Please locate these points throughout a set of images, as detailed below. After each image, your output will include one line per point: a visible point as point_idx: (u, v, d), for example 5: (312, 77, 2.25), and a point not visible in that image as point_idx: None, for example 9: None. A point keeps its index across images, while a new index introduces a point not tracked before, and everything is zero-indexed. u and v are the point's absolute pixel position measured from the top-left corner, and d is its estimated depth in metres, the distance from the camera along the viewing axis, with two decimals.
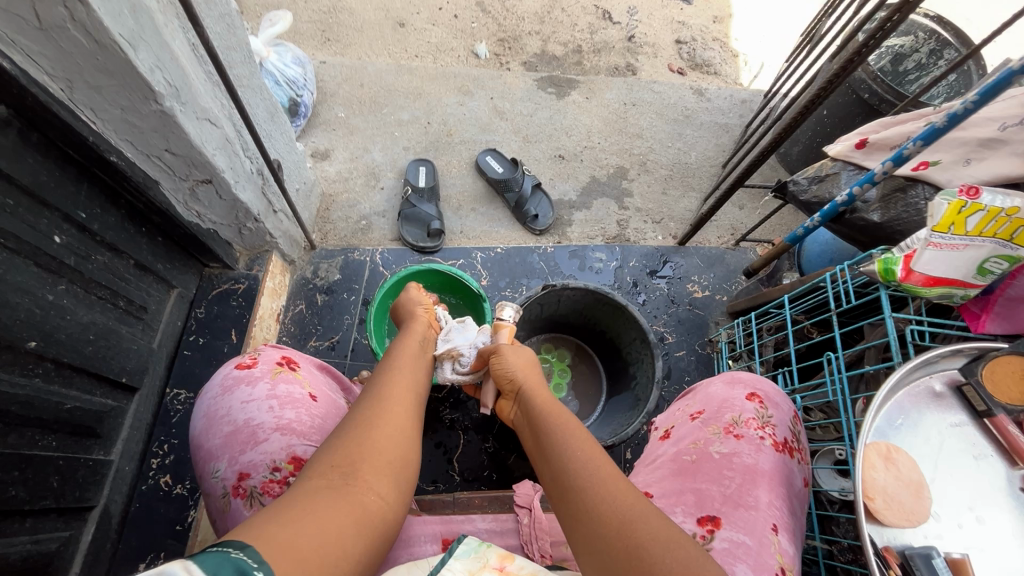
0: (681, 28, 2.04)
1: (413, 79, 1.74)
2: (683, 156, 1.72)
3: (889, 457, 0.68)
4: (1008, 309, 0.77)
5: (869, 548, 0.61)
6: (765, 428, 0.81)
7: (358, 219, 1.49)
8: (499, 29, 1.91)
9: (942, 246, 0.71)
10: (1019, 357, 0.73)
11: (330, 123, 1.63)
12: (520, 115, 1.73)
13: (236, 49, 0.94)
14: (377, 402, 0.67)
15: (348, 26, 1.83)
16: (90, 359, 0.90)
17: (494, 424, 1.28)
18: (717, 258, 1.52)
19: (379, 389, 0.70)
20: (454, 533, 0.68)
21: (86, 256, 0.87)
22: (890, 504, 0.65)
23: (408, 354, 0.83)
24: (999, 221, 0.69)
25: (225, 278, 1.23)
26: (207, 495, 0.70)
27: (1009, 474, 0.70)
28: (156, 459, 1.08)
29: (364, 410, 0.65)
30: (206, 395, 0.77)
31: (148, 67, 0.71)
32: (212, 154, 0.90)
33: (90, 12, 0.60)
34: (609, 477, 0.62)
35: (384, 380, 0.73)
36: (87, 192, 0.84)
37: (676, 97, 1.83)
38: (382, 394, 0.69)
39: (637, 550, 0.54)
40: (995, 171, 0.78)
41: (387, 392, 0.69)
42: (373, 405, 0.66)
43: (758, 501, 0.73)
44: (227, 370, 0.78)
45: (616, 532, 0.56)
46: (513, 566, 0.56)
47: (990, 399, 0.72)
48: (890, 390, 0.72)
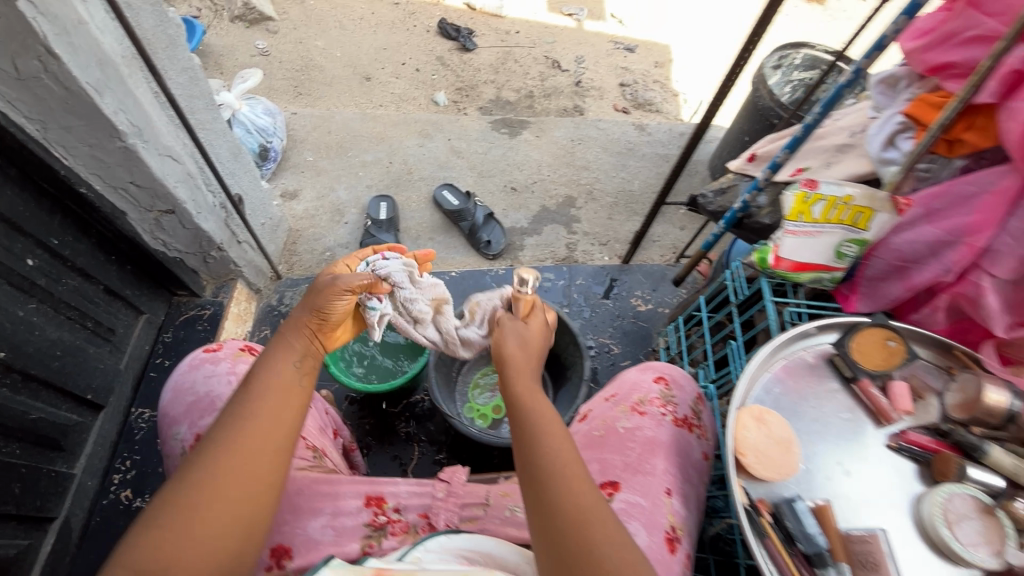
0: (625, 73, 2.25)
1: (377, 125, 1.91)
2: (627, 184, 1.86)
3: (761, 418, 0.75)
4: (871, 288, 0.86)
5: (739, 501, 0.69)
6: (667, 405, 0.90)
7: (323, 250, 1.60)
8: (457, 79, 2.11)
9: (799, 234, 0.82)
10: (879, 329, 0.82)
11: (299, 166, 1.78)
12: (475, 154, 1.88)
13: (198, 98, 1.07)
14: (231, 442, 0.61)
15: (319, 82, 2.02)
16: (57, 373, 0.98)
17: (448, 435, 1.33)
18: (659, 273, 1.61)
19: (239, 420, 0.62)
20: (380, 491, 0.74)
21: (57, 279, 0.97)
22: (761, 459, 0.72)
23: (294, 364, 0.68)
24: (839, 208, 0.80)
25: (192, 305, 1.32)
26: (168, 455, 0.80)
27: (874, 433, 0.78)
28: (118, 475, 1.13)
29: (205, 458, 0.60)
30: (174, 371, 0.86)
31: (112, 109, 0.84)
32: (174, 187, 1.02)
33: (61, 65, 0.75)
34: (574, 475, 0.61)
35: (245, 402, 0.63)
36: (60, 222, 0.95)
37: (619, 133, 2.00)
38: (244, 425, 0.62)
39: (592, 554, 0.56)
40: (849, 170, 0.90)
41: (241, 428, 0.61)
42: (218, 452, 0.60)
43: (654, 468, 0.82)
44: (194, 352, 0.86)
45: (574, 533, 0.57)
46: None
47: (855, 365, 0.80)
48: (763, 360, 0.81)
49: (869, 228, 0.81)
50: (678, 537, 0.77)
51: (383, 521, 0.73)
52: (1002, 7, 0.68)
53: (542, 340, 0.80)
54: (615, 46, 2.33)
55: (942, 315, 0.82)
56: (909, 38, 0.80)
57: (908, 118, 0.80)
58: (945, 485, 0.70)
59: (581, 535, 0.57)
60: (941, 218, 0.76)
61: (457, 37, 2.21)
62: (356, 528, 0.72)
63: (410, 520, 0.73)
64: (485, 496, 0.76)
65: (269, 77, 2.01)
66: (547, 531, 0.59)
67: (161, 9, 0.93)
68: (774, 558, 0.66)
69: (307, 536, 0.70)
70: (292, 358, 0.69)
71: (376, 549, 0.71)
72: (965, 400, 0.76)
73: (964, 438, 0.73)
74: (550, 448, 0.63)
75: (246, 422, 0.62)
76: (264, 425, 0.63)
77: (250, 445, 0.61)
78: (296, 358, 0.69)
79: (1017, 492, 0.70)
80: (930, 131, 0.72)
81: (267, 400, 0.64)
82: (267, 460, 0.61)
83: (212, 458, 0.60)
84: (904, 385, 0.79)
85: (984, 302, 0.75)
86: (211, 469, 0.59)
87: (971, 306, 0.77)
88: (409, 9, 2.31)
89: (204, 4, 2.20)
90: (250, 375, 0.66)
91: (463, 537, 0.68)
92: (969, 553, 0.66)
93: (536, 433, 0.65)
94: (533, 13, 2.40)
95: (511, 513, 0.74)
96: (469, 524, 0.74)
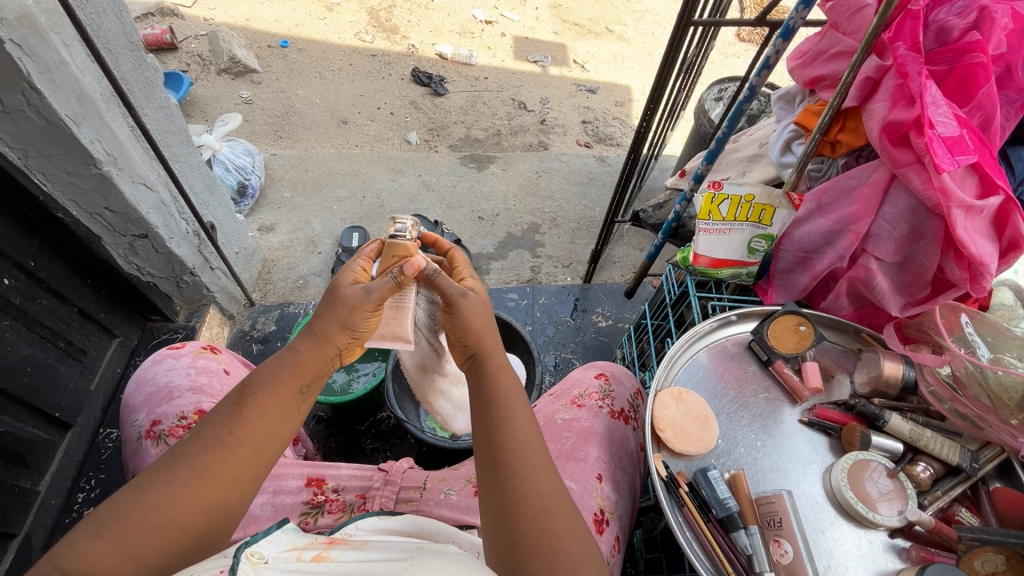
0: (586, 111, 2.41)
1: (352, 163, 2.04)
2: (588, 211, 1.97)
3: (679, 397, 0.80)
4: (784, 281, 0.94)
5: (656, 474, 0.73)
6: (604, 399, 0.92)
7: (296, 278, 1.67)
8: (429, 121, 2.26)
9: (711, 232, 0.89)
10: (792, 315, 0.88)
11: (276, 203, 1.88)
12: (445, 187, 1.99)
13: (174, 133, 1.17)
14: (209, 446, 0.58)
15: (299, 126, 2.17)
16: (26, 388, 1.03)
17: (414, 450, 1.33)
18: (619, 291, 1.67)
19: (216, 436, 0.58)
20: (321, 474, 0.81)
21: (31, 298, 1.03)
22: (678, 435, 0.76)
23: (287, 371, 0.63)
24: (744, 207, 0.88)
25: (165, 329, 1.37)
26: (126, 441, 0.84)
27: (789, 411, 0.82)
28: (83, 493, 1.16)
29: (175, 467, 0.57)
30: (143, 365, 0.92)
31: (88, 139, 0.94)
32: (146, 212, 1.10)
33: (42, 99, 0.85)
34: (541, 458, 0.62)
35: (229, 421, 0.59)
36: (36, 245, 1.02)
37: (580, 164, 2.14)
38: (217, 438, 0.58)
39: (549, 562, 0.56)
40: (761, 176, 1.00)
41: (216, 445, 0.58)
42: (185, 462, 0.57)
43: (588, 455, 0.84)
44: (161, 350, 0.93)
45: (543, 532, 0.57)
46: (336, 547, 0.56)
47: (770, 350, 0.85)
48: (684, 348, 0.86)
49: (773, 223, 0.88)
50: (606, 520, 0.79)
51: (322, 499, 0.79)
52: (856, 26, 0.80)
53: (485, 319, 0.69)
54: (578, 88, 2.52)
55: (846, 300, 0.91)
56: (793, 58, 0.93)
57: (797, 127, 0.91)
58: (850, 453, 0.74)
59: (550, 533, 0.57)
60: (832, 210, 0.88)
61: (430, 83, 2.39)
62: (296, 504, 0.78)
63: (347, 499, 0.79)
64: (423, 481, 0.80)
65: (251, 123, 2.16)
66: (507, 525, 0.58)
67: (139, 54, 1.04)
68: (691, 525, 0.70)
69: (248, 511, 0.76)
70: (296, 378, 0.63)
71: (311, 525, 0.77)
72: (869, 376, 0.81)
73: (866, 408, 0.78)
74: (529, 441, 0.62)
75: (224, 439, 0.58)
76: (240, 443, 0.59)
77: (225, 466, 0.58)
78: (301, 382, 0.64)
79: (916, 456, 0.75)
80: (812, 136, 0.82)
81: (257, 411, 0.60)
82: (236, 480, 0.59)
83: (180, 468, 0.57)
84: (815, 364, 0.84)
85: (876, 282, 0.85)
86: (172, 480, 0.56)
87: (866, 289, 0.87)
88: (386, 60, 2.50)
89: (194, 60, 2.38)
90: (241, 389, 0.61)
91: (398, 519, 0.72)
92: (873, 512, 0.69)
93: (509, 417, 0.63)
94: (501, 60, 2.60)
95: (444, 496, 0.78)
96: (404, 505, 0.77)
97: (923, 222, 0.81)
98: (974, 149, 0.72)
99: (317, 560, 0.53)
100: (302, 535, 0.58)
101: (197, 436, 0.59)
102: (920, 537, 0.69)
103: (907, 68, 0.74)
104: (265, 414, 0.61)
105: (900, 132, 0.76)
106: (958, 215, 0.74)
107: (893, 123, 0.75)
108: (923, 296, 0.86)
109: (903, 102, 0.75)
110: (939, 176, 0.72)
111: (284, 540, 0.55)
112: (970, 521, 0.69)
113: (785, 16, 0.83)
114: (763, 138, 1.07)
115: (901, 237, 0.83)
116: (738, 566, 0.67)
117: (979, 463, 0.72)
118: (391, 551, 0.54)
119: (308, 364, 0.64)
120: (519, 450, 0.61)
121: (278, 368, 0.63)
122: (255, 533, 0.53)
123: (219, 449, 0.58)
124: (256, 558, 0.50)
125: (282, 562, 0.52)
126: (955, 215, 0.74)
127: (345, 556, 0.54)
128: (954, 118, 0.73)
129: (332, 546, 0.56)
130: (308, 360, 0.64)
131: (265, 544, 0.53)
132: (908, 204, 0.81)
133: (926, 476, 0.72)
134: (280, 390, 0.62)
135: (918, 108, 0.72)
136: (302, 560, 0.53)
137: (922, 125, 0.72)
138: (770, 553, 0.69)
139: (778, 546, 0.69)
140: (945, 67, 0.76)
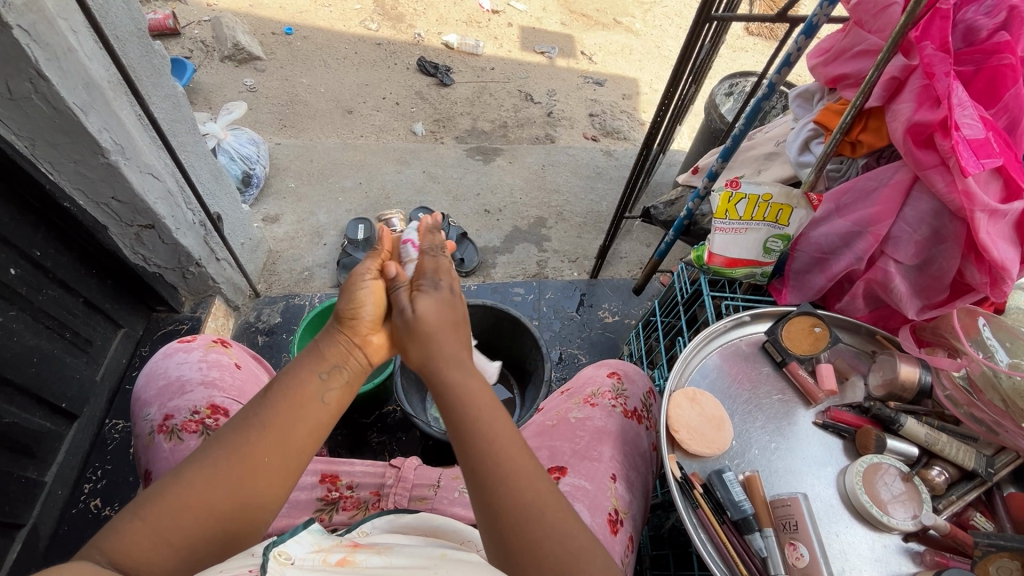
0: (593, 104, 2.39)
1: (357, 153, 2.02)
2: (595, 205, 1.96)
3: (694, 398, 0.79)
4: (799, 281, 0.93)
5: (671, 474, 0.72)
6: (617, 398, 0.92)
7: (301, 270, 1.66)
8: (435, 112, 2.24)
9: (727, 231, 0.89)
10: (808, 316, 0.87)
11: (280, 193, 1.87)
12: (451, 179, 1.98)
13: (181, 122, 1.15)
14: (241, 432, 0.59)
15: (303, 115, 2.15)
16: (33, 379, 1.02)
17: (421, 444, 1.31)
18: (626, 287, 1.66)
19: (248, 422, 0.60)
20: (335, 470, 0.81)
21: (38, 288, 1.02)
22: (693, 435, 0.76)
23: (307, 360, 0.67)
24: (762, 206, 0.87)
25: (171, 320, 1.35)
26: (138, 435, 0.83)
27: (804, 412, 0.81)
28: (89, 484, 1.15)
29: (209, 453, 0.58)
30: (153, 358, 0.91)
31: (96, 128, 0.92)
32: (154, 203, 1.09)
33: (50, 86, 0.83)
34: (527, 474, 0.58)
35: (259, 408, 0.61)
36: (43, 234, 1.01)
37: (588, 158, 2.13)
38: (248, 424, 0.60)
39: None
40: (778, 174, 1.00)
41: (248, 430, 0.60)
42: (219, 452, 0.58)
43: (602, 455, 0.83)
44: (172, 343, 0.92)
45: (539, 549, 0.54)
46: (358, 556, 0.54)
47: (785, 351, 0.84)
48: (700, 348, 0.86)
49: (789, 223, 0.87)
50: (620, 520, 0.78)
51: (336, 496, 0.79)
52: (881, 24, 0.79)
53: (435, 314, 0.70)
54: (586, 80, 2.49)
55: (862, 302, 0.91)
56: (814, 56, 0.93)
57: (817, 125, 0.90)
58: (865, 456, 0.74)
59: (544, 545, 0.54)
60: (851, 211, 0.87)
61: (436, 74, 2.36)
62: (310, 501, 0.78)
63: (362, 496, 0.79)
64: (437, 478, 0.80)
65: (255, 112, 2.14)
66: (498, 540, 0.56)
67: (147, 41, 1.02)
68: (705, 526, 0.70)
69: None
70: (315, 366, 0.66)
71: (327, 522, 0.77)
72: (884, 378, 0.80)
73: (882, 411, 0.77)
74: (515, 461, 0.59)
75: (256, 426, 0.60)
76: (269, 430, 0.60)
77: (256, 453, 0.59)
78: (322, 368, 0.66)
79: (931, 460, 0.74)
80: (833, 135, 0.80)
81: (286, 401, 0.62)
82: (265, 469, 0.59)
83: (214, 453, 0.58)
84: (830, 366, 0.83)
85: (894, 285, 0.85)
86: (205, 465, 0.57)
87: (884, 291, 0.87)
88: (390, 49, 2.47)
89: (196, 46, 2.35)
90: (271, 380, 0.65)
91: (413, 516, 0.72)
92: (886, 515, 0.69)
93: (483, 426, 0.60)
94: (507, 51, 2.57)
95: (458, 494, 0.78)
96: (419, 503, 0.77)
97: (944, 225, 0.81)
98: (999, 153, 0.72)
99: (342, 564, 0.52)
100: (325, 536, 0.58)
101: (232, 425, 0.60)
102: (935, 541, 0.68)
103: (933, 69, 0.73)
104: (291, 401, 0.62)
105: (925, 133, 0.75)
106: (982, 219, 0.73)
107: (918, 124, 0.75)
108: (941, 300, 0.86)
109: (928, 103, 0.74)
110: (964, 180, 0.72)
111: (309, 540, 0.55)
112: (984, 526, 0.69)
113: (809, 12, 0.81)
114: (780, 136, 1.07)
115: (921, 239, 0.83)
116: (751, 567, 0.68)
117: (994, 468, 0.72)
118: (415, 559, 0.54)
119: (330, 357, 0.68)
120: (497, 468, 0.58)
121: (303, 359, 0.67)
122: (282, 532, 0.53)
123: (248, 435, 0.59)
124: (283, 559, 0.50)
125: (307, 563, 0.51)
126: (978, 219, 0.73)
127: (370, 561, 0.53)
128: (980, 120, 0.72)
129: (357, 549, 0.56)
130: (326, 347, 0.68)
131: (292, 544, 0.52)
132: (930, 207, 0.81)
133: (941, 480, 0.72)
134: (304, 379, 0.65)
135: (945, 109, 0.71)
136: (328, 564, 0.52)
137: (949, 127, 0.71)
138: (785, 556, 0.69)
139: (794, 549, 0.68)
140: (972, 68, 0.76)
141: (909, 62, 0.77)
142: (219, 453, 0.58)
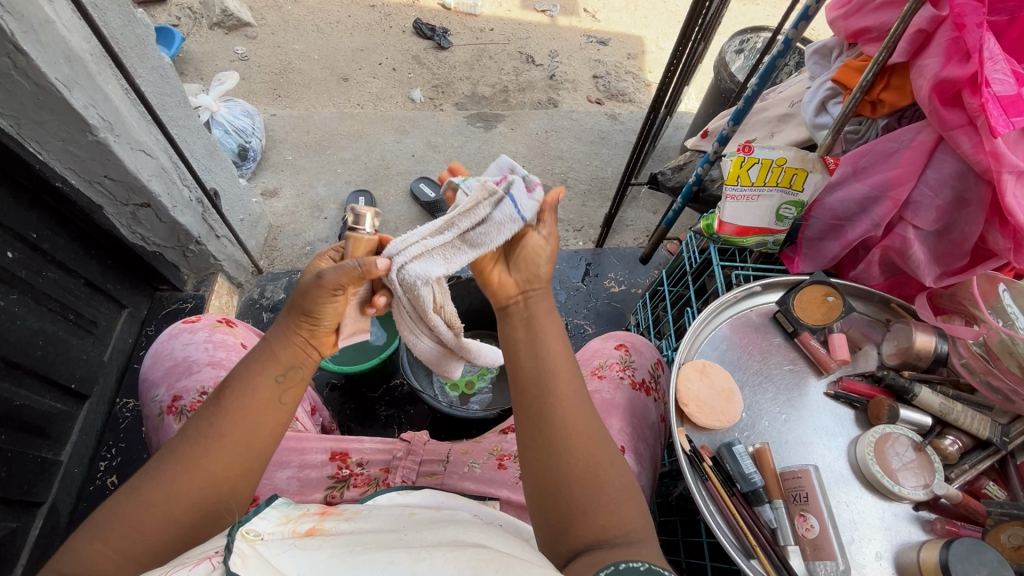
0: (597, 65, 2.30)
1: (354, 123, 1.97)
2: (600, 171, 1.91)
3: (703, 370, 0.78)
4: (813, 250, 0.91)
5: (681, 448, 0.71)
6: (626, 370, 0.91)
7: (303, 245, 1.64)
8: (433, 77, 2.16)
9: (739, 197, 0.85)
10: (820, 284, 0.84)
11: (278, 166, 1.83)
12: (451, 147, 1.93)
13: (170, 95, 1.11)
14: (198, 439, 0.60)
15: (298, 84, 2.09)
16: (40, 362, 1.02)
17: (428, 418, 1.31)
18: (632, 256, 1.64)
19: (202, 431, 0.60)
20: (344, 448, 0.81)
21: (37, 271, 1.00)
22: (702, 408, 0.75)
23: (261, 366, 0.63)
24: (775, 171, 0.84)
25: (174, 299, 1.35)
26: (148, 416, 0.83)
27: (816, 382, 0.80)
28: (104, 462, 1.17)
29: (165, 467, 0.59)
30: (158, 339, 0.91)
31: (81, 104, 0.89)
32: (148, 180, 1.06)
33: (28, 61, 0.79)
34: (590, 428, 0.59)
35: (211, 415, 0.61)
36: (38, 215, 0.99)
37: (592, 122, 2.06)
38: (205, 433, 0.60)
39: (596, 468, 0.57)
40: (791, 138, 0.96)
41: (204, 441, 0.60)
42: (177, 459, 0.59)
43: (610, 428, 0.83)
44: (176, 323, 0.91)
45: (591, 490, 0.56)
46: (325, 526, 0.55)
47: (797, 321, 0.82)
48: (709, 320, 0.84)
49: (803, 188, 0.84)
50: None
51: (347, 474, 0.79)
52: None
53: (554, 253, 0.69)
54: (588, 40, 2.39)
55: (877, 270, 0.89)
56: (834, 8, 0.89)
57: (835, 84, 0.86)
58: (877, 426, 0.73)
59: (600, 486, 0.56)
60: (869, 175, 0.84)
61: (433, 37, 2.27)
62: (320, 479, 0.79)
63: (372, 473, 0.79)
64: (446, 453, 0.80)
65: (248, 81, 2.08)
66: (546, 451, 0.58)
67: (127, 9, 0.97)
68: (714, 498, 0.69)
69: (275, 486, 0.77)
70: (274, 369, 0.64)
71: (338, 498, 0.77)
72: (898, 347, 0.79)
73: (895, 381, 0.76)
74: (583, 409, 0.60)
75: (212, 433, 0.60)
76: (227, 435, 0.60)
77: (208, 461, 0.59)
78: (277, 373, 0.64)
79: (944, 430, 0.74)
80: (853, 94, 0.76)
81: (239, 412, 0.61)
82: (223, 473, 0.60)
83: (172, 468, 0.59)
84: (842, 336, 0.81)
85: (911, 252, 0.83)
86: (166, 480, 0.58)
87: (901, 258, 0.85)
88: (386, 11, 2.37)
89: (184, 14, 2.27)
90: (223, 384, 0.63)
91: (416, 494, 0.71)
92: (897, 485, 0.69)
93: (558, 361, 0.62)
94: (506, 10, 2.46)
95: (468, 469, 0.78)
96: (428, 478, 0.78)
97: (968, 188, 0.77)
98: None
99: (311, 534, 0.53)
100: (292, 507, 0.58)
101: (184, 434, 0.60)
102: (946, 509, 0.68)
103: (964, 19, 0.69)
104: (247, 403, 0.61)
105: (952, 91, 0.71)
106: (1009, 181, 0.70)
107: (945, 81, 0.70)
108: (960, 266, 0.83)
109: (957, 58, 0.70)
110: (992, 140, 0.69)
111: (276, 515, 0.55)
112: (997, 494, 0.69)
113: None
114: (795, 96, 1.02)
115: (943, 204, 0.80)
116: (763, 538, 0.67)
117: (1008, 436, 0.71)
118: (383, 523, 0.56)
119: (284, 354, 0.64)
120: (555, 371, 0.62)
121: (255, 360, 0.64)
122: (247, 510, 0.52)
123: (205, 443, 0.60)
124: (252, 535, 0.49)
125: (277, 536, 0.52)
126: (1005, 181, 0.70)
127: (339, 528, 0.55)
128: (1013, 74, 0.68)
129: (326, 517, 0.57)
130: (281, 351, 0.64)
131: (258, 521, 0.52)
132: (954, 168, 0.77)
133: (953, 449, 0.72)
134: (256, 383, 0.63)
135: (975, 64, 0.67)
136: (297, 534, 0.53)
137: (978, 83, 0.67)
138: (795, 528, 0.69)
139: (804, 521, 0.69)
140: (1005, 18, 0.71)
141: (939, 13, 0.72)
142: (179, 460, 0.59)
